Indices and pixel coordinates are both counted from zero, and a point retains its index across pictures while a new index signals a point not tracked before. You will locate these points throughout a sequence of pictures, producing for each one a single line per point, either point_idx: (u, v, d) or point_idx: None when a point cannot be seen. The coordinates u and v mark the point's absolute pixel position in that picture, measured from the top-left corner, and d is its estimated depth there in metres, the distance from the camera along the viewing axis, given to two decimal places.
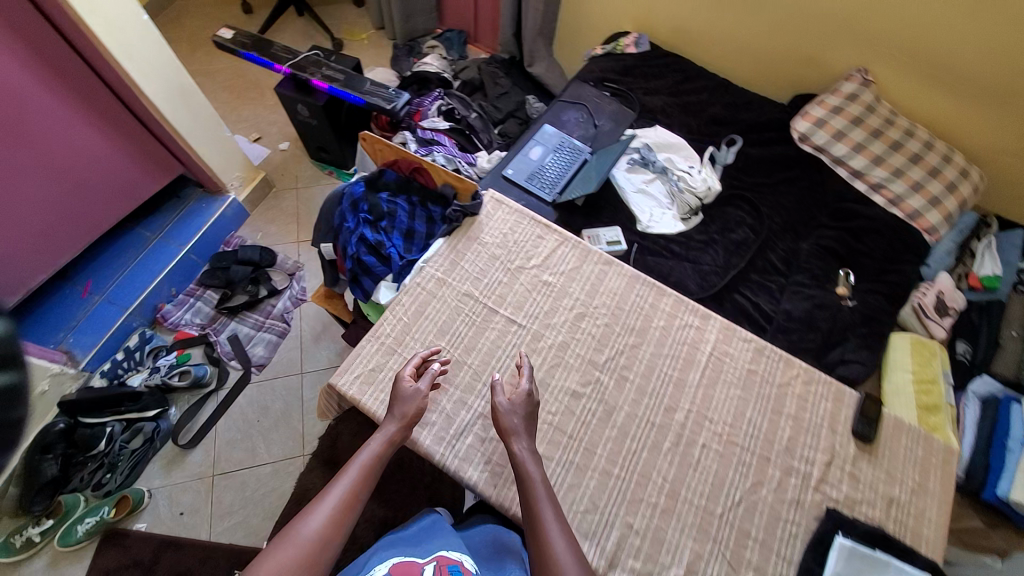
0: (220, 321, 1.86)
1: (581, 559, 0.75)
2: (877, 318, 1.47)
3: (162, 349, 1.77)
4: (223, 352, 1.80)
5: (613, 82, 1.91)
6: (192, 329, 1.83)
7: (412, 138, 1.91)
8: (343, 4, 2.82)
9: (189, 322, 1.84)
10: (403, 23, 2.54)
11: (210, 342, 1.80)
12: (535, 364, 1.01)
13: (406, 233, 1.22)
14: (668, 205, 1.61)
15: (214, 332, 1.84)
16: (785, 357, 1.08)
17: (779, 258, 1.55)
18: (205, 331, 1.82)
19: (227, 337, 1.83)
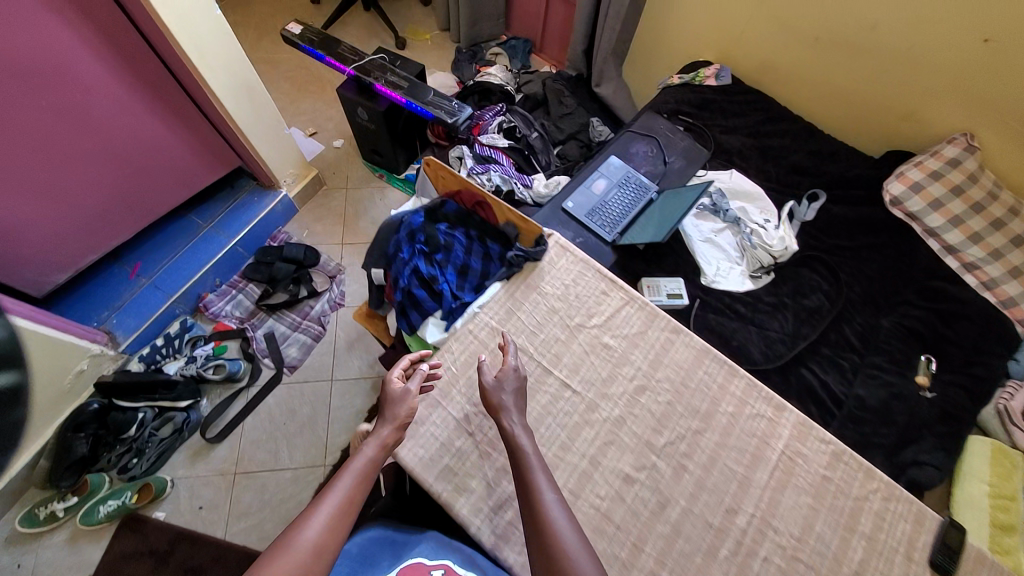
0: (259, 317, 1.84)
1: (577, 526, 0.74)
2: (956, 415, 1.32)
3: (200, 339, 1.75)
4: (258, 349, 1.78)
5: (687, 116, 1.79)
6: (231, 322, 1.82)
7: (469, 153, 1.85)
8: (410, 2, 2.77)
9: (229, 314, 1.83)
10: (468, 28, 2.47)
11: (247, 338, 1.79)
12: (586, 439, 0.93)
13: (461, 269, 1.16)
14: (737, 258, 1.50)
15: (252, 327, 1.82)
16: (864, 468, 0.97)
17: (855, 333, 1.43)
18: (243, 325, 1.81)
19: (263, 335, 1.80)
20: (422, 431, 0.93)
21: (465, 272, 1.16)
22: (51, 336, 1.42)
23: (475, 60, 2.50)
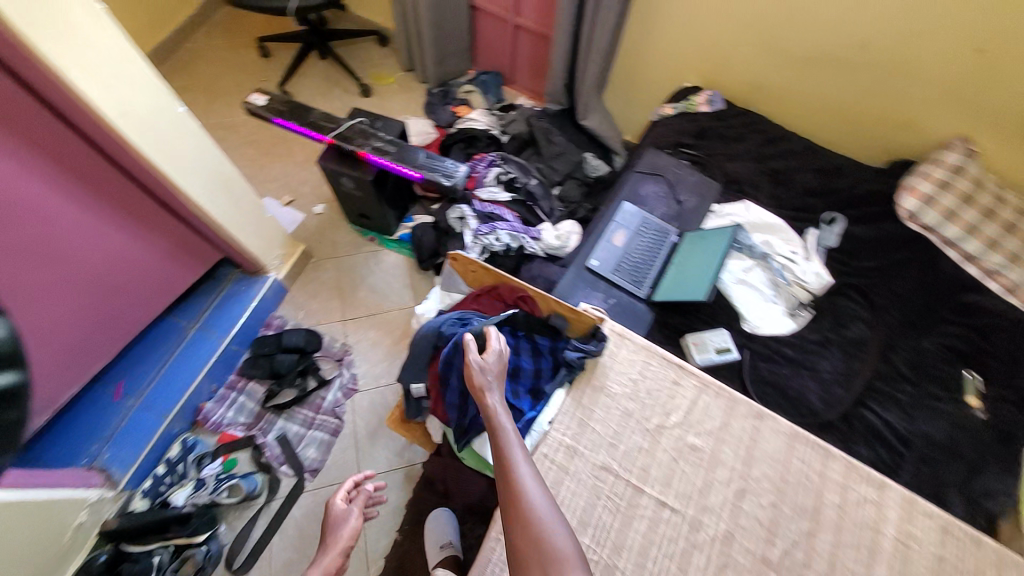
0: (268, 419, 1.67)
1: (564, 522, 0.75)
2: (1018, 435, 1.29)
3: (206, 456, 1.57)
4: (272, 457, 1.61)
5: (690, 147, 1.75)
6: (237, 429, 1.64)
7: (472, 213, 1.76)
8: (366, 43, 2.61)
9: (234, 420, 1.65)
10: (435, 66, 2.36)
11: (258, 446, 1.61)
12: (699, 565, 0.84)
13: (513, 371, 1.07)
14: (773, 297, 1.44)
15: (260, 433, 1.64)
16: (976, 538, 0.91)
17: (905, 361, 1.37)
18: (251, 432, 1.63)
19: (276, 438, 1.64)
20: None
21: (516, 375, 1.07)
22: (46, 498, 1.19)
23: (449, 100, 2.38)
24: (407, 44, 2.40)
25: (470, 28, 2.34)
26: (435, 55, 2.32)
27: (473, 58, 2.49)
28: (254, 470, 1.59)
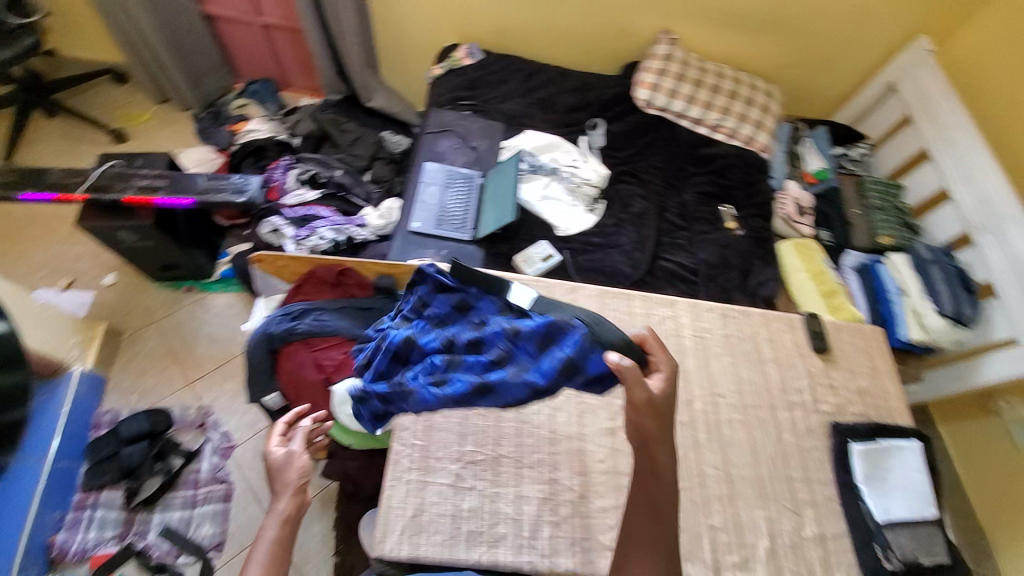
0: (140, 519, 1.45)
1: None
2: (765, 236, 1.74)
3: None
4: (162, 555, 1.41)
5: (466, 99, 1.90)
6: (108, 546, 1.40)
7: (285, 220, 1.66)
8: (103, 86, 2.28)
9: (100, 539, 1.41)
10: (192, 88, 2.18)
11: (141, 551, 1.40)
12: (565, 422, 0.98)
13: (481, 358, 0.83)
14: (573, 201, 1.69)
15: (136, 538, 1.43)
16: (744, 310, 1.21)
17: (675, 215, 1.76)
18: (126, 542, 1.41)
19: (160, 533, 1.44)
20: (427, 518, 0.86)
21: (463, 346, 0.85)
22: None
23: (222, 119, 2.20)
24: (149, 74, 2.16)
25: (213, 40, 2.18)
26: (188, 75, 2.15)
27: (235, 71, 2.33)
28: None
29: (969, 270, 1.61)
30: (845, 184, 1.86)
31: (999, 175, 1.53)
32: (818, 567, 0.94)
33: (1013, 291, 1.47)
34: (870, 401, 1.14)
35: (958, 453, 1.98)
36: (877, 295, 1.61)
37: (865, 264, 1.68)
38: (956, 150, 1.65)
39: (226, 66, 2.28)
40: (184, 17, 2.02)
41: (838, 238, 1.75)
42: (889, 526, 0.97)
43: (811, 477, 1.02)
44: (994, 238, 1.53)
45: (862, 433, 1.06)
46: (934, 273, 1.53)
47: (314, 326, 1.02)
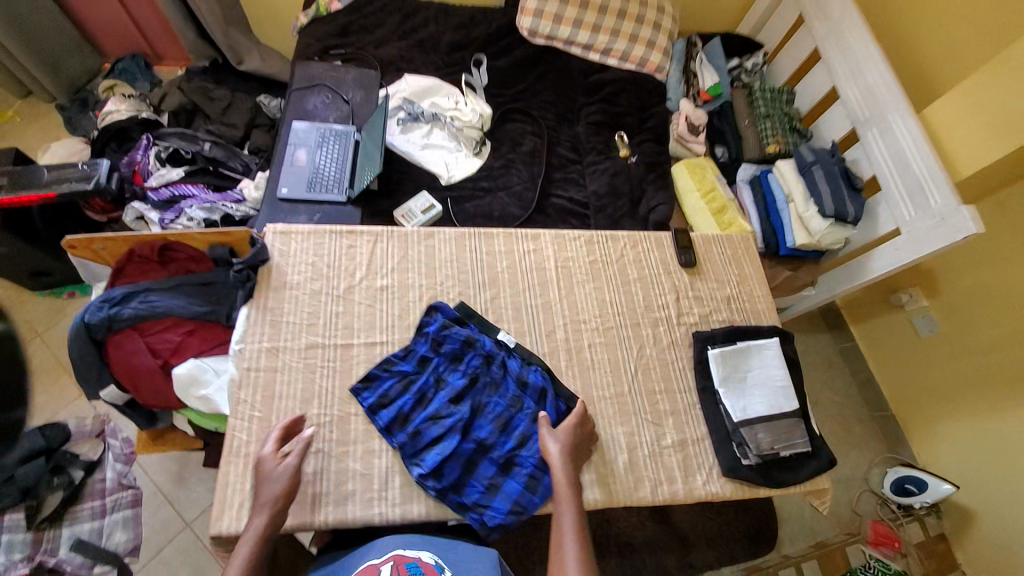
0: (48, 537, 1.34)
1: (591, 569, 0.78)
2: (657, 162, 1.69)
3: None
4: (77, 568, 1.33)
5: (337, 48, 1.72)
6: (18, 569, 1.28)
7: (148, 206, 1.53)
8: None
9: (8, 563, 1.28)
10: (51, 75, 1.81)
11: (54, 568, 1.31)
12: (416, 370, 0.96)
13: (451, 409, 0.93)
14: (456, 146, 1.61)
15: (47, 558, 1.32)
16: (610, 236, 1.21)
17: (567, 148, 1.70)
18: (33, 564, 1.29)
19: (72, 548, 1.34)
20: None
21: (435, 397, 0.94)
22: None
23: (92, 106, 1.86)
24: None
25: (60, 12, 1.79)
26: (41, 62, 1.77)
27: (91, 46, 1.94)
28: None
29: (856, 166, 1.58)
30: (738, 96, 1.82)
31: (884, 65, 1.47)
32: (678, 472, 0.98)
33: (891, 183, 1.45)
34: (735, 307, 1.18)
35: (869, 351, 1.99)
36: (766, 206, 1.64)
37: (756, 176, 1.70)
38: (846, 43, 1.58)
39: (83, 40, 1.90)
40: None
41: (732, 154, 1.77)
42: (746, 423, 1.00)
43: (673, 388, 1.06)
44: (879, 131, 1.48)
45: (721, 338, 1.09)
46: (815, 174, 1.53)
47: (142, 308, 0.97)
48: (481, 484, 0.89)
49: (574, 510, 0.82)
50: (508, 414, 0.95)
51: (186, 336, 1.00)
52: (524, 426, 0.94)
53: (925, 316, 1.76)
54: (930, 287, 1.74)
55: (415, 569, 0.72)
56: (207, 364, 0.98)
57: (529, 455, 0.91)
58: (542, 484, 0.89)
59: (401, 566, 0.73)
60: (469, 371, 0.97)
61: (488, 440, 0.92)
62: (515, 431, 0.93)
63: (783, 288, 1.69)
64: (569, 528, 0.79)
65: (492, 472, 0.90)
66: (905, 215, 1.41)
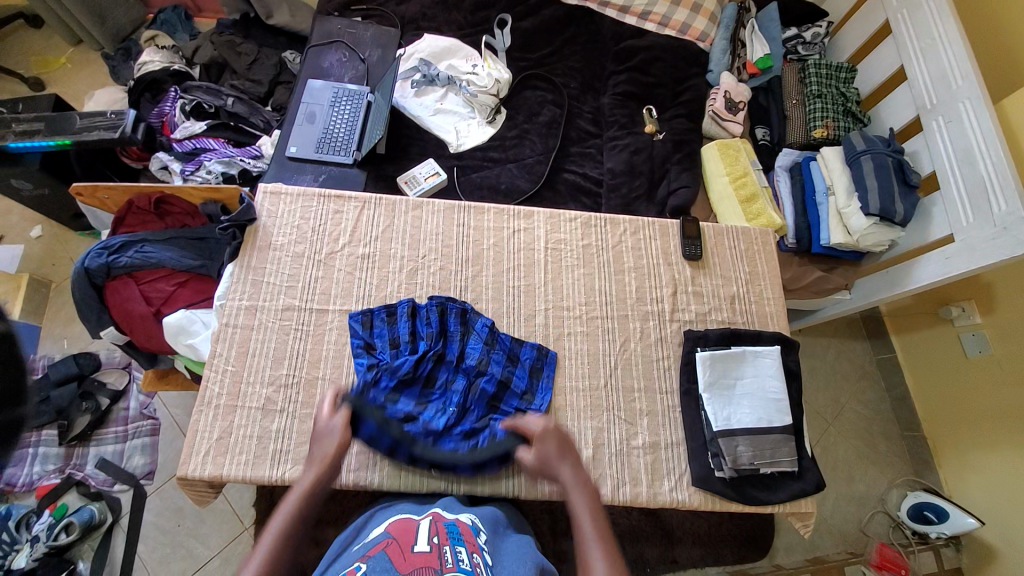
0: (78, 453, 1.48)
1: None
2: (686, 140, 1.55)
3: (30, 514, 1.37)
4: (100, 484, 1.45)
5: (360, 3, 1.68)
6: (51, 478, 1.44)
7: (171, 157, 1.58)
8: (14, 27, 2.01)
9: (44, 473, 1.44)
10: (98, 25, 1.85)
11: (80, 481, 1.44)
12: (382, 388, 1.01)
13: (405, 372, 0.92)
14: (470, 113, 1.55)
15: (75, 471, 1.46)
16: (610, 220, 1.13)
17: (588, 121, 1.60)
18: (65, 473, 1.45)
19: (96, 465, 1.47)
20: (233, 440, 0.88)
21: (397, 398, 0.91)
22: None
23: (134, 57, 1.89)
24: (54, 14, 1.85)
25: None
26: (90, 11, 1.81)
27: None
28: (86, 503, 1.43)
29: (916, 159, 1.38)
30: (789, 71, 1.62)
31: (961, 41, 1.24)
32: (643, 474, 0.94)
33: (950, 182, 1.26)
34: (738, 308, 1.09)
35: (908, 367, 1.80)
36: (804, 197, 1.47)
37: (798, 163, 1.52)
38: (922, 14, 1.35)
39: None
40: None
41: (773, 136, 1.59)
42: (726, 434, 0.93)
43: (654, 388, 1.00)
44: (946, 121, 1.27)
45: (713, 341, 1.01)
46: (865, 166, 1.35)
47: (136, 258, 1.02)
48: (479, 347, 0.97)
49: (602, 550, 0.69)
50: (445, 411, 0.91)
51: (178, 287, 1.05)
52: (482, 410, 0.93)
53: (977, 336, 1.56)
54: (987, 302, 1.53)
55: (452, 529, 0.71)
56: (196, 316, 1.02)
57: (501, 351, 0.98)
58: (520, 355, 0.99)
59: (439, 524, 0.73)
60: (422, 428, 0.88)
61: (460, 355, 0.97)
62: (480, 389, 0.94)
63: (807, 292, 1.49)
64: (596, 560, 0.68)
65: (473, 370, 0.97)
66: (964, 218, 1.22)
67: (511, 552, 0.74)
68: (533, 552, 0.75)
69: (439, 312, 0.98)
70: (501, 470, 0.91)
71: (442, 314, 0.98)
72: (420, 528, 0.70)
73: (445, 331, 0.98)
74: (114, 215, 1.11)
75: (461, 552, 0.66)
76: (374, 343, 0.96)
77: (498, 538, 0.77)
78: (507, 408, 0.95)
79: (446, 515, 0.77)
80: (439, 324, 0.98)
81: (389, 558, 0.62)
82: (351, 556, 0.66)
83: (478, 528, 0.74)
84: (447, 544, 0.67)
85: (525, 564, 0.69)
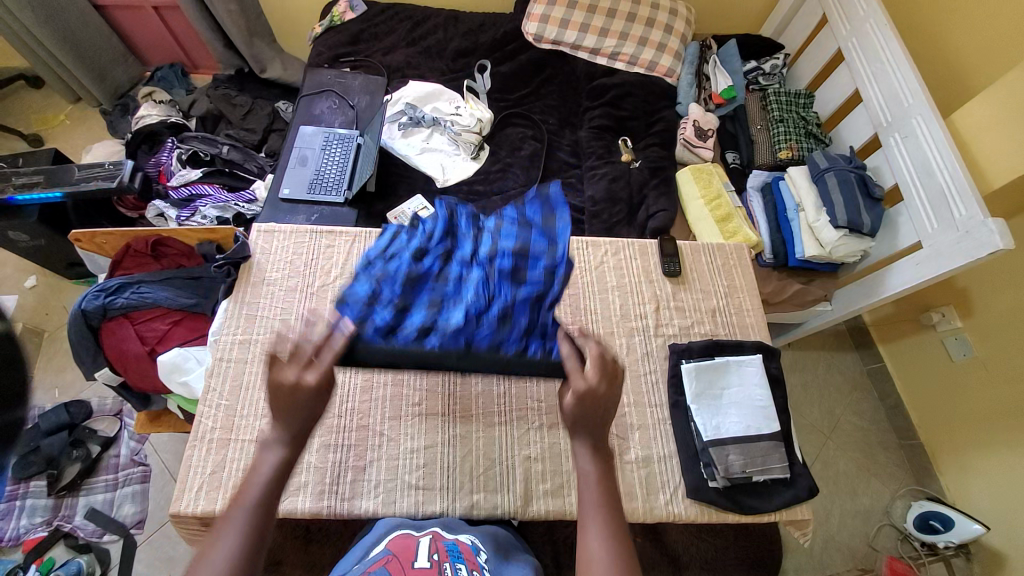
0: (66, 504, 1.44)
1: None
2: (661, 166, 1.64)
3: (16, 570, 1.33)
4: (89, 534, 1.41)
5: (348, 56, 1.80)
6: (38, 531, 1.40)
7: (166, 203, 1.64)
8: (17, 90, 2.11)
9: (31, 526, 1.40)
10: (98, 83, 1.95)
11: (68, 533, 1.40)
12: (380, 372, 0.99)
13: (405, 275, 0.87)
14: (455, 150, 1.63)
15: (63, 523, 1.42)
16: (591, 241, 1.19)
17: (567, 153, 1.69)
18: (53, 525, 1.41)
19: (85, 516, 1.43)
20: (227, 474, 0.88)
21: (407, 311, 0.84)
22: None
23: (131, 111, 1.99)
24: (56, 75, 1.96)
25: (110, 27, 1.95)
26: (91, 72, 1.91)
27: (140, 58, 2.11)
28: (74, 555, 1.38)
29: (877, 173, 1.47)
30: (752, 100, 1.74)
31: (908, 65, 1.35)
32: (638, 489, 0.94)
33: (912, 192, 1.33)
34: (720, 320, 1.12)
35: (897, 374, 1.82)
36: (776, 214, 1.54)
37: (767, 183, 1.61)
38: (867, 42, 1.47)
39: (133, 54, 2.06)
40: (69, 4, 1.77)
41: (743, 159, 1.68)
42: (716, 443, 0.94)
43: (643, 402, 1.02)
44: (902, 136, 1.36)
45: (697, 353, 1.04)
46: (829, 181, 1.43)
47: (133, 298, 1.05)
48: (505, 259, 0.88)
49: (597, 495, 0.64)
50: (463, 309, 0.84)
51: (173, 326, 1.07)
52: (528, 310, 0.85)
53: (959, 339, 1.60)
54: (965, 306, 1.58)
55: (452, 546, 0.70)
56: (191, 353, 1.04)
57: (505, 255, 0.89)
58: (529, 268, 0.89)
59: (439, 542, 0.72)
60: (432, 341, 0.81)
61: (474, 249, 0.91)
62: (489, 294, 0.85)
63: (788, 305, 1.53)
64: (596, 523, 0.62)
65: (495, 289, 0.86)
66: (927, 225, 1.29)
67: (513, 572, 0.72)
68: (534, 570, 0.73)
69: (448, 212, 0.95)
70: (496, 491, 0.91)
71: (449, 220, 0.94)
72: (421, 545, 0.69)
73: (454, 231, 0.94)
74: (111, 259, 1.14)
75: (461, 569, 0.64)
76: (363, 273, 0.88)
77: (500, 557, 0.75)
78: (533, 279, 0.88)
79: (446, 535, 0.76)
80: (447, 224, 0.94)
81: (389, 573, 0.60)
82: (348, 574, 0.64)
83: (477, 548, 0.72)
84: (447, 560, 0.65)
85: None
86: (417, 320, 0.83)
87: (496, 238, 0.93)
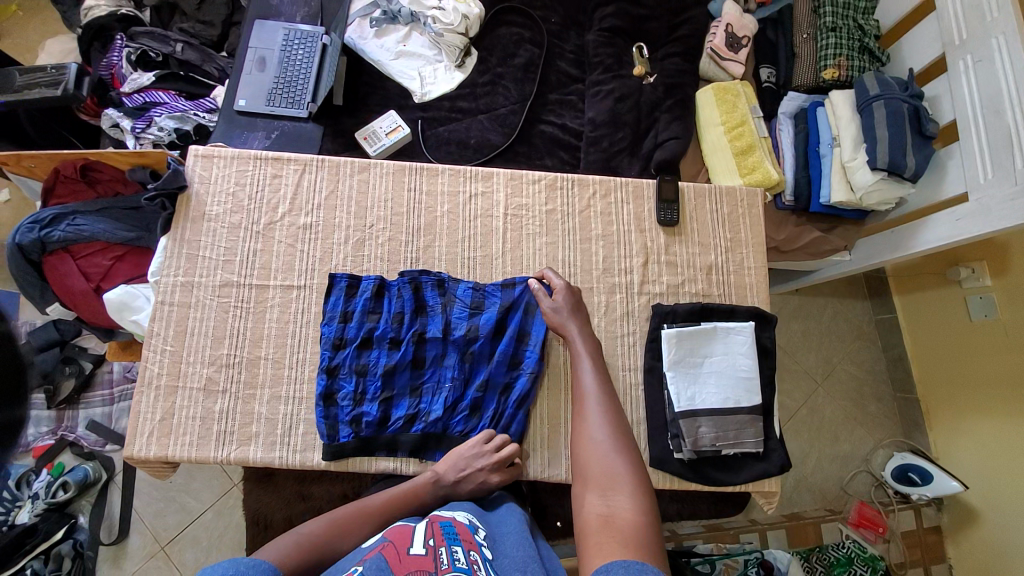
0: (68, 416, 1.50)
1: (624, 449, 0.75)
2: (679, 83, 1.38)
3: (29, 474, 1.43)
4: (92, 444, 1.49)
5: None
6: (45, 439, 1.48)
7: (121, 113, 1.45)
8: None
9: (39, 434, 1.49)
10: None
11: (73, 442, 1.48)
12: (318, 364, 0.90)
13: (384, 368, 0.88)
14: (436, 56, 1.39)
15: (68, 433, 1.49)
16: (578, 180, 1.03)
17: (570, 63, 1.43)
18: (58, 434, 1.48)
19: (87, 427, 1.50)
20: (177, 421, 0.87)
21: (392, 402, 0.88)
22: None
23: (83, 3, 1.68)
24: None
25: None
26: None
27: None
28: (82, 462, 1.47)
29: (934, 104, 1.21)
30: None
31: None
32: None
33: (972, 130, 1.10)
34: (715, 279, 1.00)
35: (907, 328, 1.71)
36: (806, 148, 1.32)
37: (803, 108, 1.36)
38: None
39: None
40: None
41: (780, 77, 1.43)
42: (688, 415, 0.88)
43: (616, 365, 0.95)
44: (974, 61, 1.09)
45: (681, 317, 0.94)
46: (875, 113, 1.20)
47: (70, 231, 0.96)
48: (482, 341, 0.90)
49: (593, 368, 0.85)
50: (442, 398, 0.88)
51: (116, 261, 1.00)
52: (495, 399, 0.89)
53: (983, 298, 1.45)
54: (1000, 263, 1.41)
55: (450, 529, 0.66)
56: (138, 291, 0.97)
57: (483, 336, 0.90)
58: (507, 349, 0.90)
59: (435, 524, 0.67)
60: (401, 418, 0.87)
61: (445, 327, 0.91)
62: (463, 380, 0.89)
63: (802, 254, 1.37)
64: (593, 404, 0.81)
65: (473, 372, 0.90)
66: (980, 176, 1.08)
67: (506, 530, 0.71)
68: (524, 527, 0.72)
69: (413, 288, 0.92)
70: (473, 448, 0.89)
71: (416, 290, 0.92)
72: (416, 531, 0.64)
73: (422, 307, 0.92)
74: (44, 184, 1.03)
75: (458, 552, 0.61)
76: (338, 367, 0.88)
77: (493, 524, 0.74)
78: (503, 372, 0.90)
79: (443, 512, 0.72)
80: (414, 299, 0.92)
81: (384, 560, 0.58)
82: (342, 563, 0.61)
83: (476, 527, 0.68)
84: (443, 545, 0.62)
85: (526, 545, 0.67)
86: (403, 409, 0.87)
87: (475, 313, 0.92)
